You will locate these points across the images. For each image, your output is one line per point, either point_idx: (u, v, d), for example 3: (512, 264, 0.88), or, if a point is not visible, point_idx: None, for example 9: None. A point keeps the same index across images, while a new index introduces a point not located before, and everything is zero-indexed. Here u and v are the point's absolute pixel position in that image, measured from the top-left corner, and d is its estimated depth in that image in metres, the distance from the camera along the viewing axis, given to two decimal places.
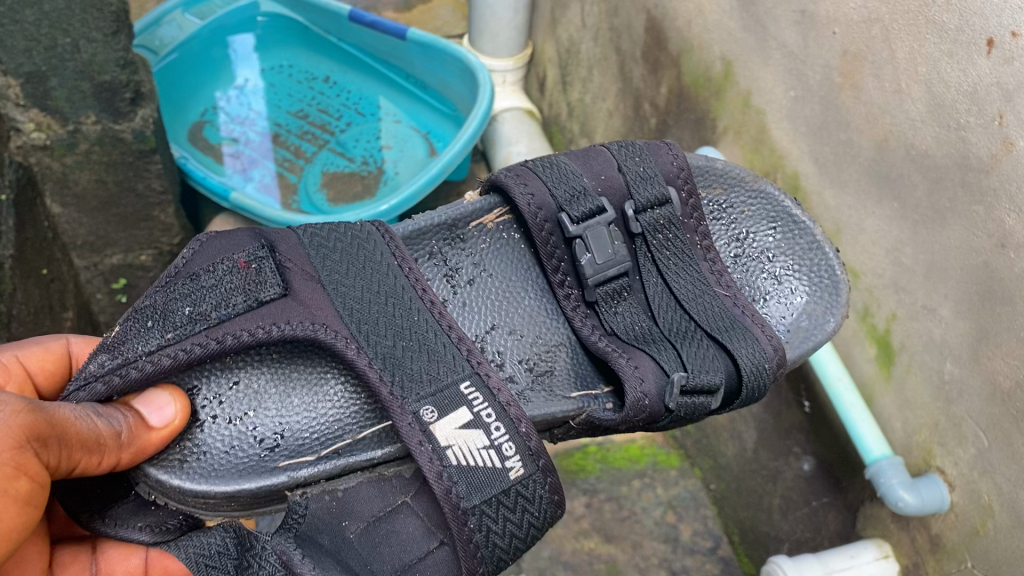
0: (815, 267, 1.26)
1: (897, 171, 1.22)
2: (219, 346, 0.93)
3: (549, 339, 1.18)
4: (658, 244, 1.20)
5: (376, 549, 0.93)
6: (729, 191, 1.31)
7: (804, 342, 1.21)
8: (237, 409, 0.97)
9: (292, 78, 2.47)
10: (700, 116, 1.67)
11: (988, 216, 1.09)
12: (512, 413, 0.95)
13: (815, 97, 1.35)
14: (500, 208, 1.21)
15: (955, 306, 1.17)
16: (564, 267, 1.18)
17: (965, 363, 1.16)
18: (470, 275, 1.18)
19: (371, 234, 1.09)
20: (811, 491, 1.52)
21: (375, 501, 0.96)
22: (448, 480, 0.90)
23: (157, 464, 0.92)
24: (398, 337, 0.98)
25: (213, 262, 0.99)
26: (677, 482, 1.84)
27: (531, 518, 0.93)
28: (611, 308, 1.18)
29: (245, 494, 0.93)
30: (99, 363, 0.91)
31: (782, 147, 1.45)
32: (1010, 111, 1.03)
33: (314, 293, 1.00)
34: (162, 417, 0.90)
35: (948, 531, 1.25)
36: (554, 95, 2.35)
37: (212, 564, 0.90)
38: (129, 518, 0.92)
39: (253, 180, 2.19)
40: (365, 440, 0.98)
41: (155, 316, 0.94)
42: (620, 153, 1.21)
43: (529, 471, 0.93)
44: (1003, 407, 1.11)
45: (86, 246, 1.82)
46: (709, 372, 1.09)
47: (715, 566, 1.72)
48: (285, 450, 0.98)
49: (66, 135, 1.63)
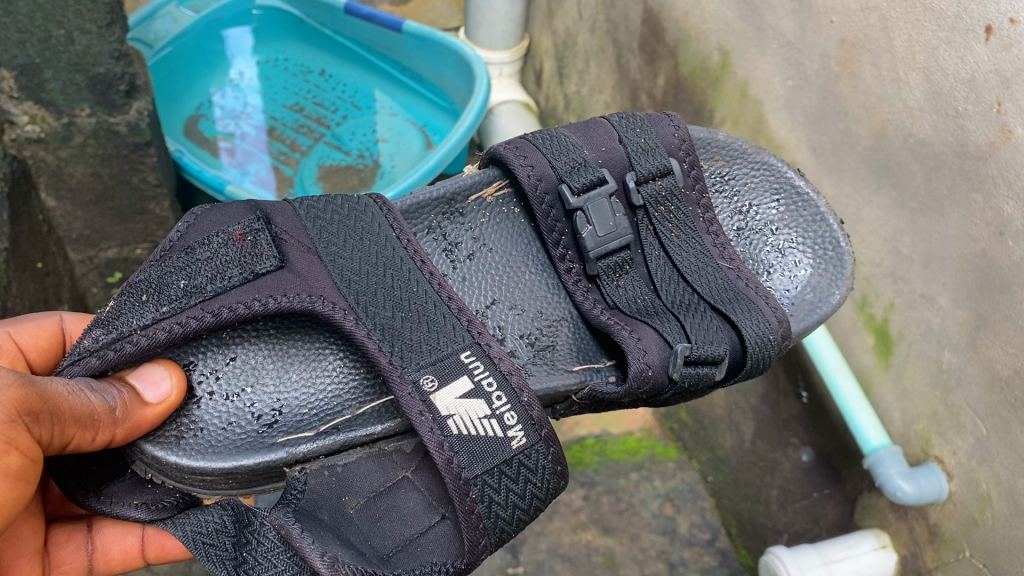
0: (819, 239, 1.13)
1: (895, 159, 1.08)
2: (215, 320, 0.85)
3: (551, 314, 1.07)
4: (660, 216, 1.08)
5: (376, 525, 0.87)
6: (731, 163, 1.17)
7: (809, 315, 1.09)
8: (234, 386, 0.90)
9: (287, 71, 2.49)
10: (698, 107, 1.55)
11: (986, 204, 0.96)
12: (513, 382, 0.87)
13: (812, 86, 1.22)
14: (499, 182, 1.10)
15: (953, 295, 1.02)
16: (565, 240, 1.06)
17: (962, 352, 1.02)
18: (470, 249, 1.07)
19: (368, 207, 0.99)
20: (810, 482, 1.39)
21: (375, 476, 0.90)
22: (449, 449, 0.82)
23: (153, 440, 0.86)
24: (397, 307, 0.90)
25: (207, 235, 0.91)
26: (675, 474, 1.83)
27: (534, 489, 0.85)
28: (613, 281, 1.06)
29: (242, 471, 0.87)
30: (93, 338, 0.84)
31: (779, 137, 1.31)
32: (1008, 98, 0.92)
33: (311, 266, 0.91)
34: (162, 395, 0.84)
35: (946, 520, 1.09)
36: (551, 87, 2.35)
37: (209, 541, 0.84)
38: (125, 496, 0.89)
39: (249, 174, 2.21)
40: (366, 415, 0.92)
41: (150, 289, 0.86)
42: (621, 124, 1.10)
43: (531, 441, 0.86)
44: (1001, 395, 0.97)
45: (81, 240, 1.84)
46: (714, 343, 0.99)
47: (713, 558, 1.71)
48: (285, 426, 0.90)
49: (60, 128, 1.62)
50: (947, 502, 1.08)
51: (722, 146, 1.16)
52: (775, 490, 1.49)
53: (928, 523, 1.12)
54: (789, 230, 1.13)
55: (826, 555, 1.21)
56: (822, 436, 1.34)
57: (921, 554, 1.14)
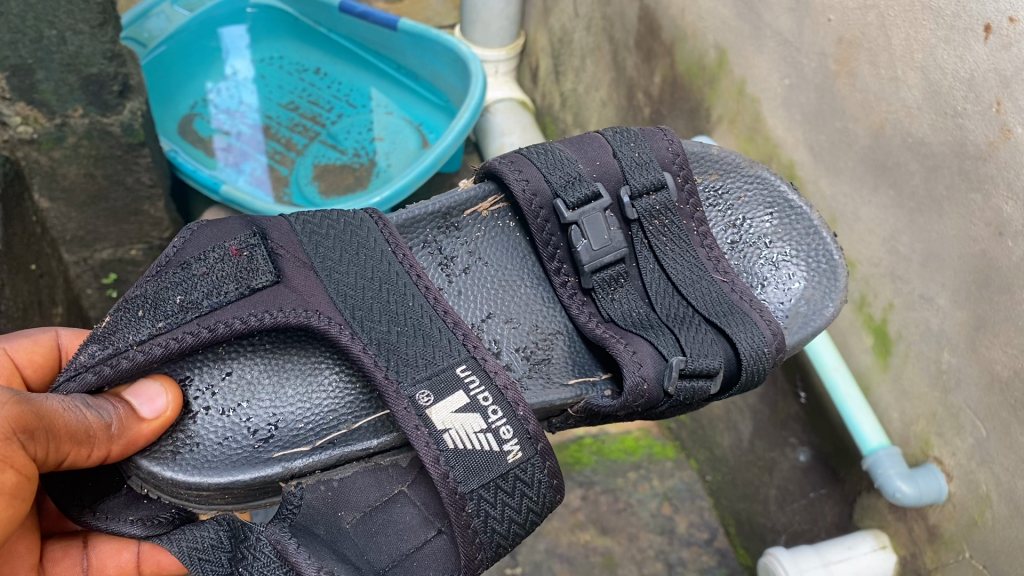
0: (813, 251, 1.13)
1: (894, 159, 1.08)
2: (211, 336, 0.85)
3: (547, 327, 1.06)
4: (655, 230, 1.08)
5: (372, 539, 0.87)
6: (725, 177, 1.17)
7: (803, 328, 1.08)
8: (230, 401, 0.89)
9: (282, 70, 2.48)
10: (695, 105, 1.54)
11: (985, 204, 0.96)
12: (509, 397, 0.87)
13: (809, 85, 1.21)
14: (494, 196, 1.10)
15: (952, 296, 1.02)
16: (561, 254, 1.05)
17: (962, 353, 1.01)
18: (465, 263, 1.06)
19: (364, 222, 0.98)
20: (808, 482, 1.38)
21: (371, 490, 0.90)
22: (445, 464, 0.82)
23: (150, 456, 0.85)
24: (392, 323, 0.89)
25: (203, 251, 0.90)
26: (673, 474, 1.83)
27: (530, 504, 0.84)
28: (608, 295, 1.06)
29: (238, 487, 0.86)
30: (89, 353, 0.83)
31: (777, 136, 1.31)
32: (1008, 98, 0.91)
33: (307, 280, 0.90)
34: (158, 409, 0.83)
35: (946, 521, 1.08)
36: (548, 85, 2.34)
37: (205, 558, 0.83)
38: (120, 511, 0.88)
39: (245, 174, 2.20)
40: (362, 430, 0.91)
41: (146, 305, 0.86)
42: (615, 138, 1.09)
43: (527, 455, 0.85)
44: (1001, 396, 0.97)
45: (75, 241, 1.83)
46: (708, 356, 0.98)
47: (712, 558, 1.70)
48: (281, 441, 0.89)
49: (53, 129, 1.61)
50: (947, 503, 1.07)
51: (716, 160, 1.16)
52: (773, 490, 1.49)
53: (927, 524, 1.12)
54: (784, 242, 1.12)
55: (826, 557, 1.20)
56: (820, 435, 1.33)
57: (921, 554, 1.14)
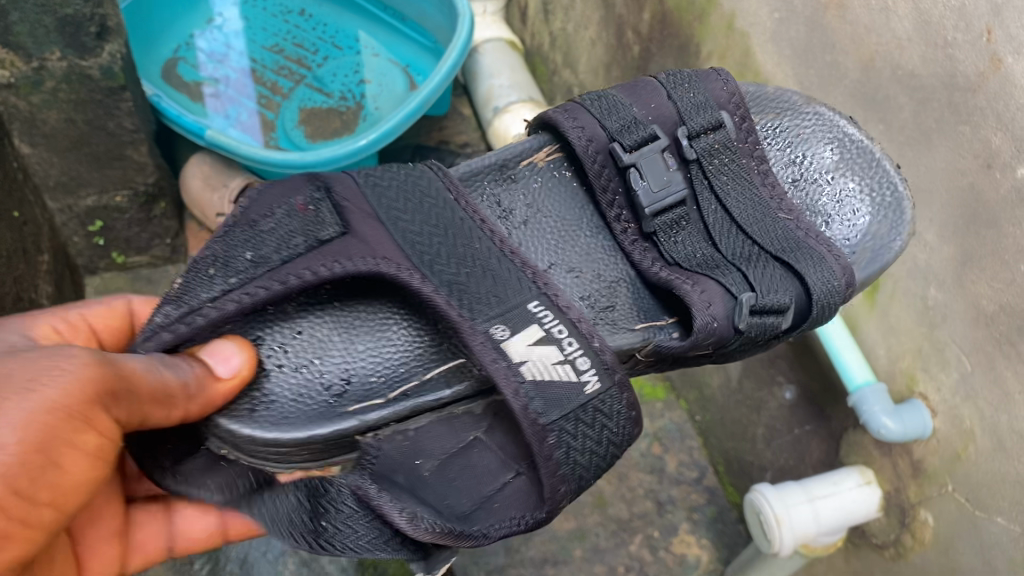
0: (878, 182, 1.05)
1: (884, 93, 1.06)
2: (285, 285, 0.80)
3: (609, 275, 1.02)
4: (714, 168, 1.04)
5: (453, 484, 0.86)
6: (784, 116, 1.09)
7: (871, 264, 1.01)
8: (303, 356, 0.83)
9: (265, 11, 2.40)
10: (683, 42, 1.52)
11: (974, 136, 0.94)
12: (584, 327, 0.87)
13: (799, 18, 1.19)
14: (551, 145, 1.07)
15: (939, 231, 1.01)
16: (620, 198, 1.03)
17: (949, 288, 1.01)
18: (526, 214, 1.03)
19: (426, 173, 0.95)
20: (794, 419, 1.39)
21: (448, 437, 0.86)
22: (524, 397, 0.80)
23: (227, 410, 0.80)
24: (461, 262, 0.87)
25: (270, 208, 0.86)
26: (663, 415, 1.84)
27: (611, 432, 0.86)
28: (673, 235, 1.02)
29: (317, 442, 0.80)
30: (166, 312, 0.79)
31: (765, 72, 1.28)
32: (998, 27, 0.89)
33: (375, 229, 0.86)
34: (235, 369, 0.78)
35: (930, 456, 1.08)
36: (537, 24, 2.30)
37: (293, 523, 0.84)
38: (199, 474, 0.84)
39: (233, 120, 2.18)
40: (436, 378, 0.85)
41: (217, 261, 0.82)
42: (669, 80, 1.07)
43: (606, 385, 0.85)
44: (986, 331, 0.96)
45: (60, 188, 1.87)
46: (779, 291, 0.96)
47: (701, 496, 1.73)
48: (356, 393, 0.84)
49: (30, 73, 1.59)
50: (931, 439, 1.07)
51: (772, 99, 1.10)
52: (761, 429, 1.50)
53: (911, 459, 1.11)
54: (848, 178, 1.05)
55: (811, 492, 1.18)
56: (808, 374, 1.32)
57: (904, 490, 1.14)
